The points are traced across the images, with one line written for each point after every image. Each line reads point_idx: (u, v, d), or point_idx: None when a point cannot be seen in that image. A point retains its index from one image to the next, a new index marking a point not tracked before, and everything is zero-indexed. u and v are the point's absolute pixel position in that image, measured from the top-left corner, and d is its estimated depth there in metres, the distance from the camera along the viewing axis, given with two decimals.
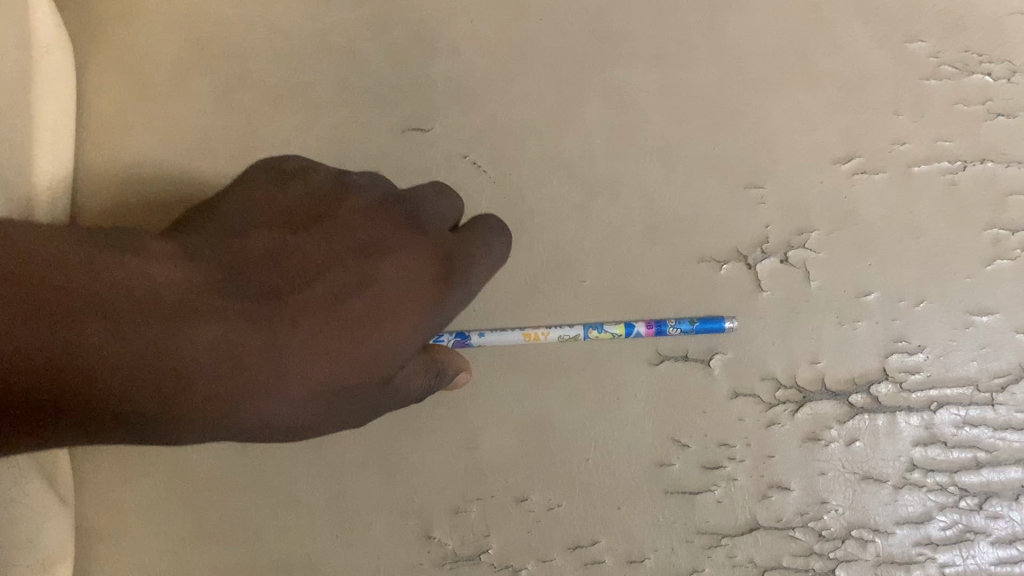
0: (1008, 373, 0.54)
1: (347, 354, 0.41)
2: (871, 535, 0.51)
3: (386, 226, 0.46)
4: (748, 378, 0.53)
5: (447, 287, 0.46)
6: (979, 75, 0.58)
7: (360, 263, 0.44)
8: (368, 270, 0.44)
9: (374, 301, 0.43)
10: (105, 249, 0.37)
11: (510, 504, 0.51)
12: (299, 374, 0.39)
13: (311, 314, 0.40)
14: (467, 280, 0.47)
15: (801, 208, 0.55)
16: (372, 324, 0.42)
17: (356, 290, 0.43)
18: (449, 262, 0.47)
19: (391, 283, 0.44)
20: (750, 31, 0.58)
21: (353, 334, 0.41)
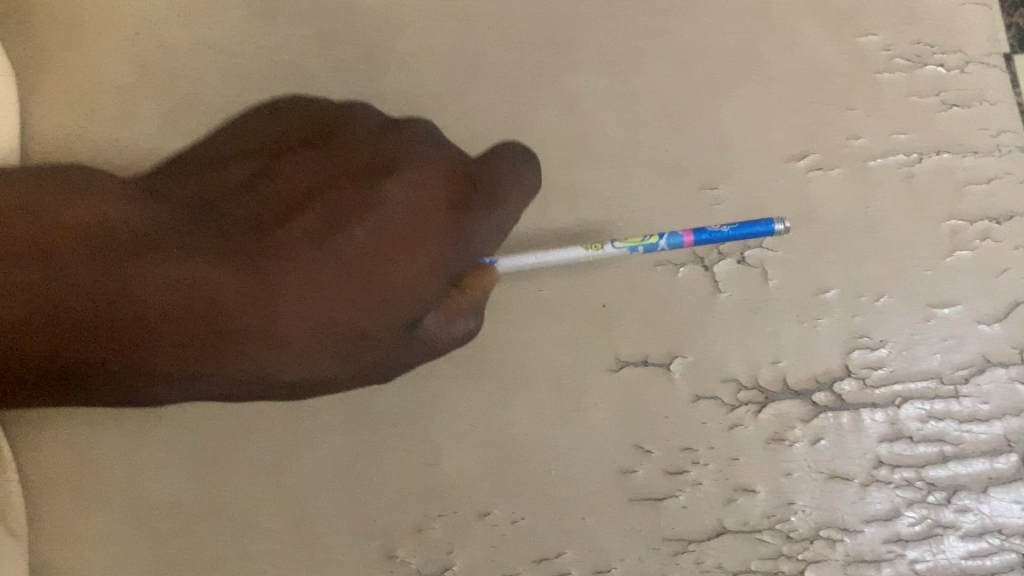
0: (972, 364, 0.53)
1: (340, 286, 0.42)
2: (840, 534, 0.50)
3: (392, 149, 0.48)
4: (710, 381, 0.52)
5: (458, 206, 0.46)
6: (932, 67, 0.58)
7: (360, 187, 0.45)
8: (368, 196, 0.45)
9: (373, 233, 0.43)
10: (104, 199, 0.45)
11: (474, 520, 0.50)
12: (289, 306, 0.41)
13: (299, 248, 0.42)
14: (489, 210, 0.47)
15: (758, 207, 0.55)
16: (373, 260, 0.43)
17: (350, 218, 0.44)
18: (468, 182, 0.48)
19: (394, 208, 0.45)
20: (702, 32, 0.58)
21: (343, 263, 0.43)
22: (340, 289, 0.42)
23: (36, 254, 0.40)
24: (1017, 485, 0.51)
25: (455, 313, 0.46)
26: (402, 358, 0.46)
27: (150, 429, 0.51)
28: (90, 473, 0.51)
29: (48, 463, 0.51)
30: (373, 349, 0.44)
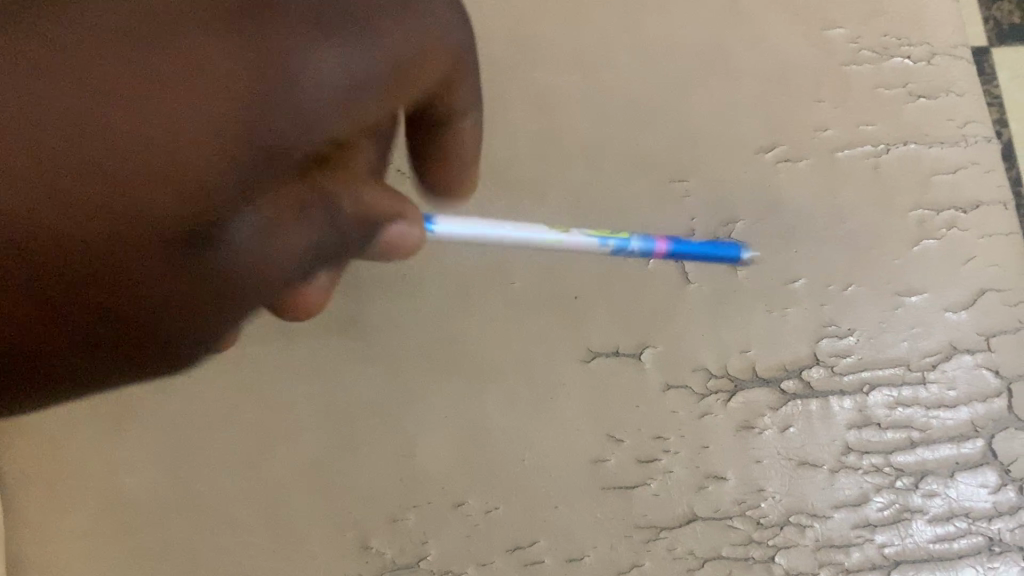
0: (939, 351, 0.54)
1: (138, 124, 0.29)
2: (810, 520, 0.51)
3: None
4: (680, 370, 0.53)
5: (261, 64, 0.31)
6: (899, 59, 0.59)
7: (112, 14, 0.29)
8: (121, 32, 0.29)
9: (125, 86, 0.29)
10: None
11: (448, 510, 0.50)
12: (58, 169, 0.28)
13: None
14: (301, 73, 0.32)
15: (726, 199, 0.56)
16: (121, 137, 0.28)
17: (81, 58, 0.28)
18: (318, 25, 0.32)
19: (160, 53, 0.29)
20: (669, 30, 0.60)
21: (115, 82, 0.28)
22: (84, 169, 0.28)
23: None
24: (983, 470, 0.52)
25: (278, 232, 0.33)
26: (253, 261, 0.33)
27: (127, 424, 0.52)
28: (68, 467, 0.52)
29: (27, 458, 0.52)
30: (194, 252, 0.31)
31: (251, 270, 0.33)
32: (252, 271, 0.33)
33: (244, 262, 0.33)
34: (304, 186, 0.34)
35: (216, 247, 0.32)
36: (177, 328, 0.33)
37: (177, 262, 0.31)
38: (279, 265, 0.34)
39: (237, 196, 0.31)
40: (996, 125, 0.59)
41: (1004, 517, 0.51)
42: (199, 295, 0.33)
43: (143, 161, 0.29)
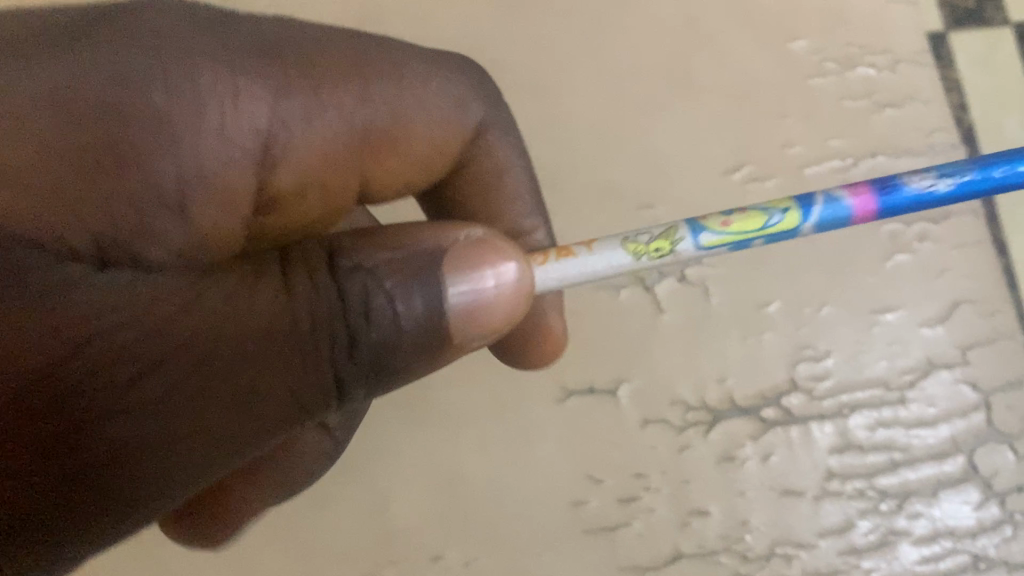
0: (917, 368, 0.53)
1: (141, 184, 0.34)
2: (795, 550, 0.50)
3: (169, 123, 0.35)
4: (659, 404, 0.51)
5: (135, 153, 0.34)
6: (863, 68, 0.58)
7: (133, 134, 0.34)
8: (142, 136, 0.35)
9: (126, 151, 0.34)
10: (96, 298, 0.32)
11: (426, 564, 0.49)
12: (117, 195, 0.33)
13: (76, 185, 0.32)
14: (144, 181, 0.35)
15: (695, 222, 0.54)
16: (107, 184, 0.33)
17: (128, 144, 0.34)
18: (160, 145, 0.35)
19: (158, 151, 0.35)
20: (628, 48, 0.58)
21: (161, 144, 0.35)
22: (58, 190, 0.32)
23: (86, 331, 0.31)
24: (966, 486, 0.51)
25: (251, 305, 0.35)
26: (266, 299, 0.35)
27: None
28: None
29: None
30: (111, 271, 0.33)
31: (178, 305, 0.33)
32: (192, 303, 0.34)
33: (170, 293, 0.34)
34: (259, 261, 0.37)
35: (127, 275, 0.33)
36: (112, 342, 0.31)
37: (95, 283, 0.32)
38: (227, 311, 0.34)
39: (116, 164, 0.34)
40: (956, 110, 0.58)
41: (988, 533, 0.51)
42: (131, 316, 0.32)
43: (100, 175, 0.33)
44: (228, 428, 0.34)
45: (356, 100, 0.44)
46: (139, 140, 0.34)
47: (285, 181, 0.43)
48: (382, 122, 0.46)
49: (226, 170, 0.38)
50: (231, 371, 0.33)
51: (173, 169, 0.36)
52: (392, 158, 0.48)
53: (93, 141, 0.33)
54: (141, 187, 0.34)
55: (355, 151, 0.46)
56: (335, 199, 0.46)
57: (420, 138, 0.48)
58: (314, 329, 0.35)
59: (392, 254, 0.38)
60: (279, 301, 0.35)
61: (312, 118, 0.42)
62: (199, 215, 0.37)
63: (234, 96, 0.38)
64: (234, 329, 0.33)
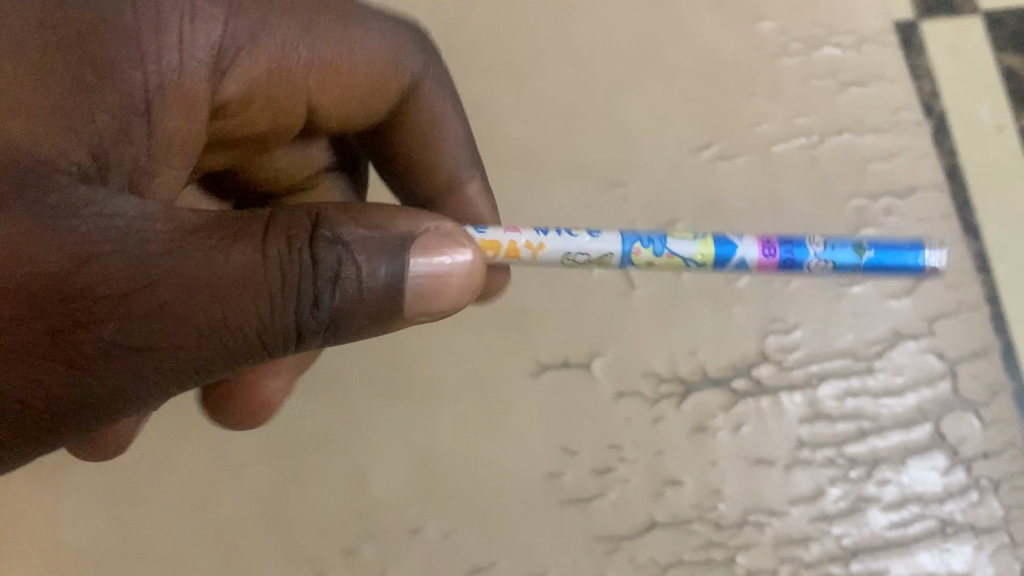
0: (884, 339, 0.54)
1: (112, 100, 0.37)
2: (767, 517, 0.50)
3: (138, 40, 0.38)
4: (632, 378, 0.53)
5: (104, 70, 0.36)
6: (829, 49, 0.60)
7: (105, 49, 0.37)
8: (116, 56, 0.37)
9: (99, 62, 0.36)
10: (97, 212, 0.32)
11: (405, 537, 0.49)
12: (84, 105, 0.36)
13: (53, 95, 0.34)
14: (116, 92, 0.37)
15: (666, 200, 0.56)
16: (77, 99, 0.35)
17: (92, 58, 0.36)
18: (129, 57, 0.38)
19: (130, 66, 0.38)
20: (599, 33, 0.60)
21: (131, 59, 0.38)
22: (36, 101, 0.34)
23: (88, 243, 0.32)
24: (933, 453, 0.52)
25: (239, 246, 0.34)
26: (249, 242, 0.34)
27: (67, 473, 0.51)
28: (7, 522, 0.50)
29: None
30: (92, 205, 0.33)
31: (162, 245, 0.33)
32: (176, 243, 0.33)
33: (157, 230, 0.33)
34: (244, 215, 0.35)
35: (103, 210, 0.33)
36: (99, 269, 0.32)
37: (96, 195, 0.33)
38: (209, 253, 0.33)
39: (99, 77, 0.36)
40: (920, 89, 0.59)
41: (956, 498, 0.51)
42: (119, 246, 0.32)
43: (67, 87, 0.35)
44: (194, 359, 0.33)
45: (299, 28, 0.44)
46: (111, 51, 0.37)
47: (232, 91, 0.43)
48: (326, 53, 0.45)
49: (186, 76, 0.40)
50: (203, 308, 0.33)
51: (140, 83, 0.38)
52: (339, 86, 0.46)
53: (80, 61, 0.36)
54: (114, 96, 0.37)
55: (302, 72, 0.45)
56: (280, 115, 0.46)
57: (362, 72, 0.47)
58: (284, 279, 0.34)
59: (371, 231, 0.36)
60: (257, 254, 0.34)
61: (259, 39, 0.43)
62: (162, 120, 0.40)
63: (188, 14, 0.40)
64: (212, 275, 0.33)
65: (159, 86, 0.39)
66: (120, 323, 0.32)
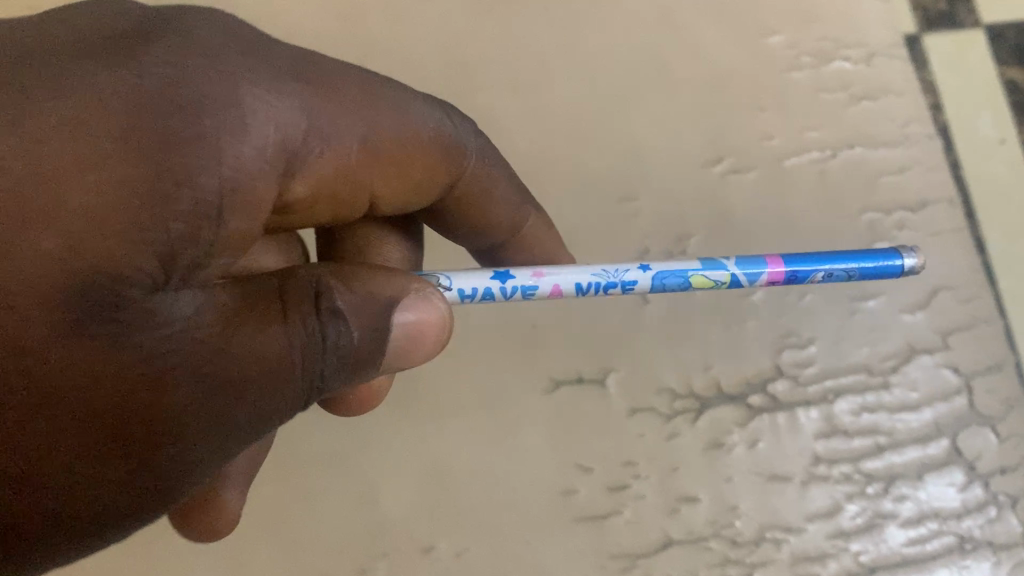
0: (898, 353, 0.54)
1: (193, 209, 0.30)
2: (784, 534, 0.50)
3: (222, 136, 0.31)
4: (644, 393, 0.52)
5: (185, 175, 0.29)
6: (838, 62, 0.60)
7: (187, 146, 0.30)
8: (199, 155, 0.30)
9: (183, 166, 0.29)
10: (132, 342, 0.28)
11: (417, 555, 0.49)
12: (158, 219, 0.28)
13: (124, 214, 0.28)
14: (197, 198, 0.30)
15: (676, 215, 0.55)
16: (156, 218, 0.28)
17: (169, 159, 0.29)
18: (217, 156, 0.31)
19: (215, 166, 0.31)
20: (607, 48, 0.60)
21: (214, 160, 0.30)
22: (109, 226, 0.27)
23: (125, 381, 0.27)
24: (950, 468, 0.52)
25: (263, 334, 0.31)
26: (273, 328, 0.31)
27: None
28: None
29: None
30: (149, 323, 0.28)
31: (201, 350, 0.29)
32: (213, 344, 0.30)
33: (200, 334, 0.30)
34: (257, 288, 0.32)
35: (159, 326, 0.28)
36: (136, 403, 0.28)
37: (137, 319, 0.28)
38: (246, 348, 0.30)
39: (176, 185, 0.29)
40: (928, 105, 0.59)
41: (974, 514, 0.51)
42: (170, 365, 0.28)
43: (140, 208, 0.28)
44: (220, 460, 0.31)
45: (365, 127, 0.40)
46: (190, 149, 0.30)
47: (300, 190, 0.38)
48: (384, 148, 0.41)
49: (264, 182, 0.34)
50: (235, 410, 0.30)
51: (216, 183, 0.31)
52: (394, 176, 0.42)
53: (155, 169, 0.29)
54: (190, 203, 0.30)
55: (368, 171, 0.41)
56: (342, 211, 0.42)
57: (419, 161, 0.43)
58: (304, 365, 0.32)
59: (361, 295, 0.34)
60: (279, 338, 0.31)
61: (333, 139, 0.38)
62: (233, 227, 0.32)
63: (271, 114, 0.34)
64: (243, 370, 0.30)
65: (234, 188, 0.32)
66: (162, 444, 0.29)
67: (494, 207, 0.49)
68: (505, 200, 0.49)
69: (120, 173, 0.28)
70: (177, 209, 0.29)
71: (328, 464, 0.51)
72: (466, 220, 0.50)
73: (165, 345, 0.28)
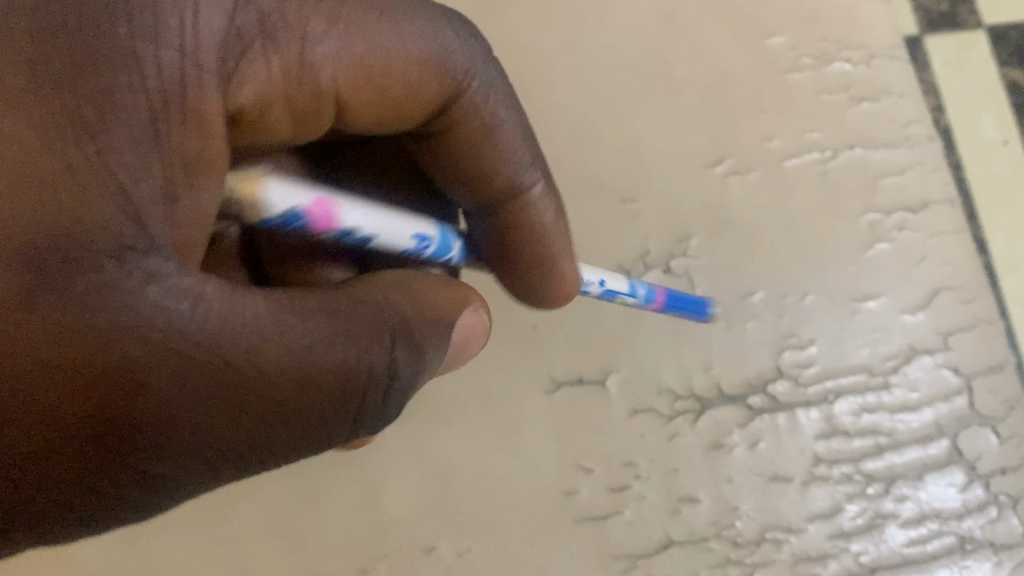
0: (899, 354, 0.54)
1: (123, 137, 0.29)
2: (785, 535, 0.50)
3: (136, 47, 0.29)
4: (646, 394, 0.52)
5: (111, 107, 0.28)
6: (839, 63, 0.60)
7: (109, 76, 0.29)
8: (119, 79, 0.29)
9: (105, 98, 0.28)
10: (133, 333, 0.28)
11: (418, 556, 0.49)
12: (87, 148, 0.28)
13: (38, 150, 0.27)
14: (112, 125, 0.28)
15: (677, 216, 0.56)
16: (74, 151, 0.27)
17: (93, 100, 0.28)
18: (135, 73, 0.29)
19: (134, 86, 0.29)
20: (609, 49, 0.60)
21: (131, 77, 0.29)
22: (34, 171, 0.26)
23: (122, 378, 0.28)
24: (950, 469, 0.52)
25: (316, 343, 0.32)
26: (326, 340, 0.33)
27: None
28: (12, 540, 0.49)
29: None
30: (126, 299, 0.28)
31: (207, 348, 0.30)
32: (227, 345, 0.30)
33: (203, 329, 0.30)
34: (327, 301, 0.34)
35: (139, 305, 0.28)
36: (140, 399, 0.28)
37: (121, 301, 0.28)
38: (246, 345, 0.31)
39: (100, 112, 0.28)
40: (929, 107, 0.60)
41: (974, 514, 0.51)
42: (171, 360, 0.29)
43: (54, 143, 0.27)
44: (223, 465, 0.31)
45: (326, 21, 0.37)
46: (105, 66, 0.28)
47: (245, 100, 0.35)
48: (358, 54, 0.38)
49: (198, 89, 0.32)
50: (255, 417, 0.31)
51: (141, 98, 0.30)
52: (373, 78, 0.38)
53: (78, 101, 0.28)
54: (125, 129, 0.29)
55: (332, 73, 0.37)
56: (305, 124, 0.39)
57: (399, 74, 0.39)
58: (348, 383, 0.33)
59: (431, 324, 0.38)
60: (334, 351, 0.33)
61: (279, 39, 0.35)
62: (172, 138, 0.31)
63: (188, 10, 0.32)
64: (263, 377, 0.31)
65: (164, 99, 0.30)
66: (145, 432, 0.28)
67: (502, 157, 0.45)
68: (510, 144, 0.45)
69: (35, 112, 0.27)
70: (107, 137, 0.28)
71: (330, 464, 0.51)
72: (472, 155, 0.45)
73: (166, 336, 0.29)
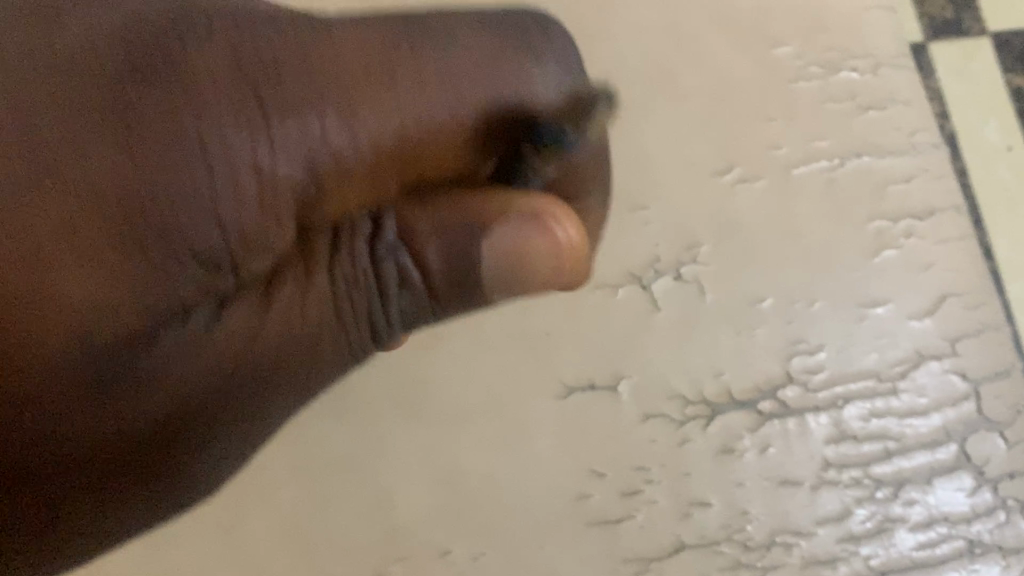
0: (907, 360, 0.54)
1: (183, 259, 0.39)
2: (794, 538, 0.51)
3: (205, 197, 0.40)
4: (656, 400, 0.53)
5: (170, 237, 0.39)
6: (844, 72, 0.61)
7: (169, 212, 0.39)
8: (184, 215, 0.39)
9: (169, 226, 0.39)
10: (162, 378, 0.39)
11: (432, 560, 0.50)
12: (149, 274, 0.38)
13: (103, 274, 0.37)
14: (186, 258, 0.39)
15: (685, 224, 0.56)
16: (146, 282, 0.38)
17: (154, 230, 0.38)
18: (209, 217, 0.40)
19: (200, 213, 0.39)
20: (617, 60, 0.61)
21: (198, 215, 0.39)
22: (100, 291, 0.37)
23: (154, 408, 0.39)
24: (959, 473, 0.52)
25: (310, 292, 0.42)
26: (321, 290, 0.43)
27: None
28: None
29: None
30: (154, 365, 0.38)
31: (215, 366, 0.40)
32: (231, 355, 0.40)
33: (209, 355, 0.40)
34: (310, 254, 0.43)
35: (163, 363, 0.39)
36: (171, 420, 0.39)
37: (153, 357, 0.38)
38: (242, 345, 0.41)
39: (167, 250, 0.39)
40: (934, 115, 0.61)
41: (982, 518, 0.51)
42: (189, 388, 0.39)
43: (123, 273, 0.37)
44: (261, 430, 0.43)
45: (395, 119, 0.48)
46: (179, 197, 0.39)
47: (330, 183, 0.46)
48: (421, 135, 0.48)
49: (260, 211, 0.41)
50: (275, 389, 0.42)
51: (214, 234, 0.40)
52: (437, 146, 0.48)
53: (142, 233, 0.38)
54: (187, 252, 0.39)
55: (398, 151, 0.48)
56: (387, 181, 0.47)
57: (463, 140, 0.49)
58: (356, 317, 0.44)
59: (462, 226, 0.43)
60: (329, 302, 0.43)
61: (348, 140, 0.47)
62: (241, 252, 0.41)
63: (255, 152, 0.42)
64: (272, 359, 0.41)
65: (237, 233, 0.41)
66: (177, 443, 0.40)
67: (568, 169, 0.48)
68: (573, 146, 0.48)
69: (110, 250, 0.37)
70: (174, 268, 0.39)
71: (345, 470, 0.51)
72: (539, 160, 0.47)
73: (183, 374, 0.39)
